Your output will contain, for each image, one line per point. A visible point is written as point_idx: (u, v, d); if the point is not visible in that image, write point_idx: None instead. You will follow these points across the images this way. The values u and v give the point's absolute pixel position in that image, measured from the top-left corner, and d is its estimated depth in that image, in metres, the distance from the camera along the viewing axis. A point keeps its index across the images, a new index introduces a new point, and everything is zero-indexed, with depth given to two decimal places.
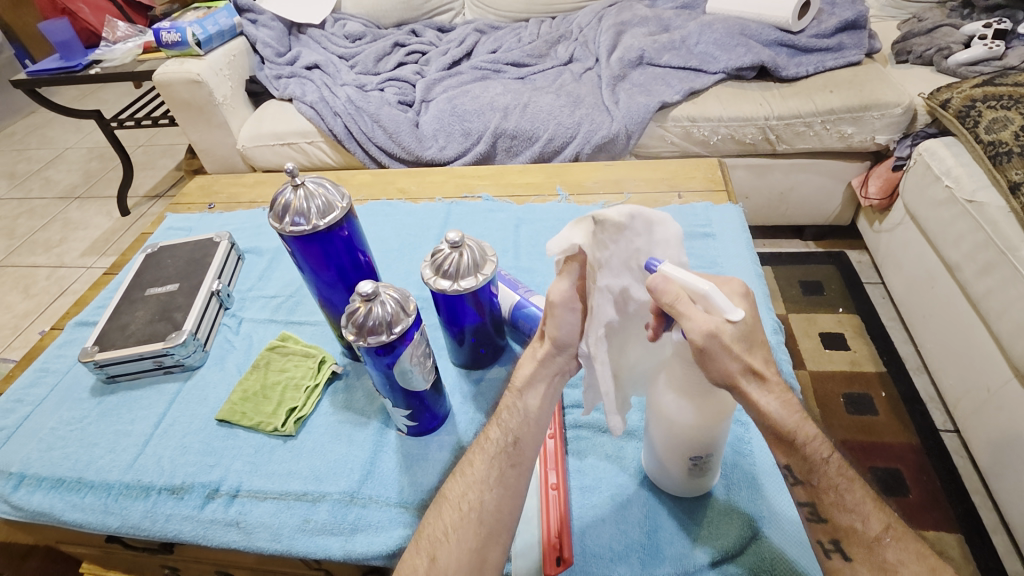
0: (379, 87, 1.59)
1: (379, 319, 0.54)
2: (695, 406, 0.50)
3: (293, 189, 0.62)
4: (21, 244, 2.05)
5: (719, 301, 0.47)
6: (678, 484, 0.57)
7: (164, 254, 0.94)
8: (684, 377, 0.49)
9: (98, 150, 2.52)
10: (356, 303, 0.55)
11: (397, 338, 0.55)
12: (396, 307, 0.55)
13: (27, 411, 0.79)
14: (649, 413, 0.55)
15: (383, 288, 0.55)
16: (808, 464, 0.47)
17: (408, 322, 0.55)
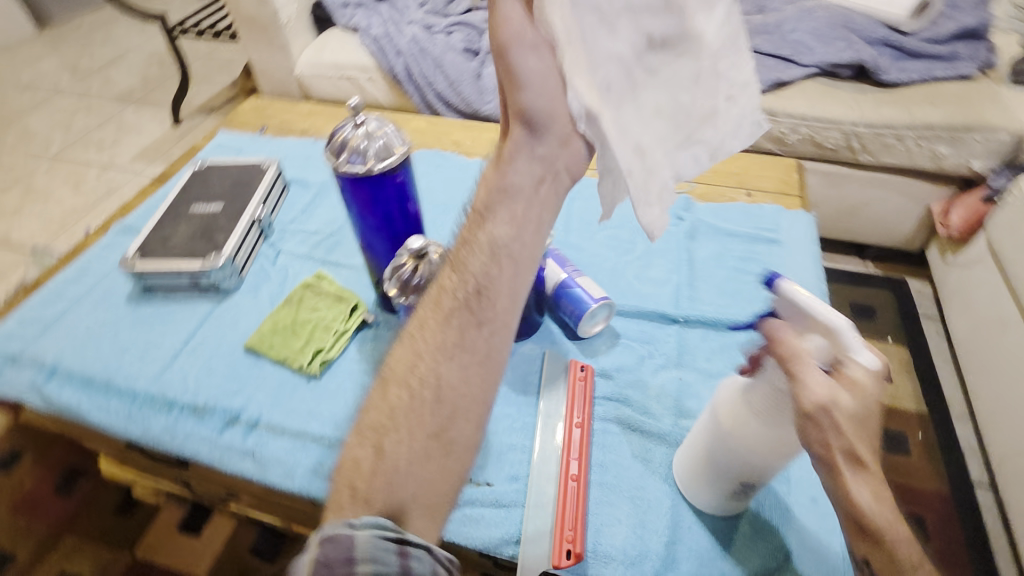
0: (447, 29, 1.51)
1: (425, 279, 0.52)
2: (767, 428, 0.46)
3: (353, 126, 0.59)
4: (76, 140, 2.08)
5: (852, 348, 0.42)
6: (714, 497, 0.54)
7: (212, 173, 0.93)
8: (766, 395, 0.46)
9: (159, 56, 2.51)
10: (405, 258, 0.54)
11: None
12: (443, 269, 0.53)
13: (64, 306, 0.80)
14: (705, 423, 0.52)
15: (432, 247, 0.55)
16: (893, 566, 0.42)
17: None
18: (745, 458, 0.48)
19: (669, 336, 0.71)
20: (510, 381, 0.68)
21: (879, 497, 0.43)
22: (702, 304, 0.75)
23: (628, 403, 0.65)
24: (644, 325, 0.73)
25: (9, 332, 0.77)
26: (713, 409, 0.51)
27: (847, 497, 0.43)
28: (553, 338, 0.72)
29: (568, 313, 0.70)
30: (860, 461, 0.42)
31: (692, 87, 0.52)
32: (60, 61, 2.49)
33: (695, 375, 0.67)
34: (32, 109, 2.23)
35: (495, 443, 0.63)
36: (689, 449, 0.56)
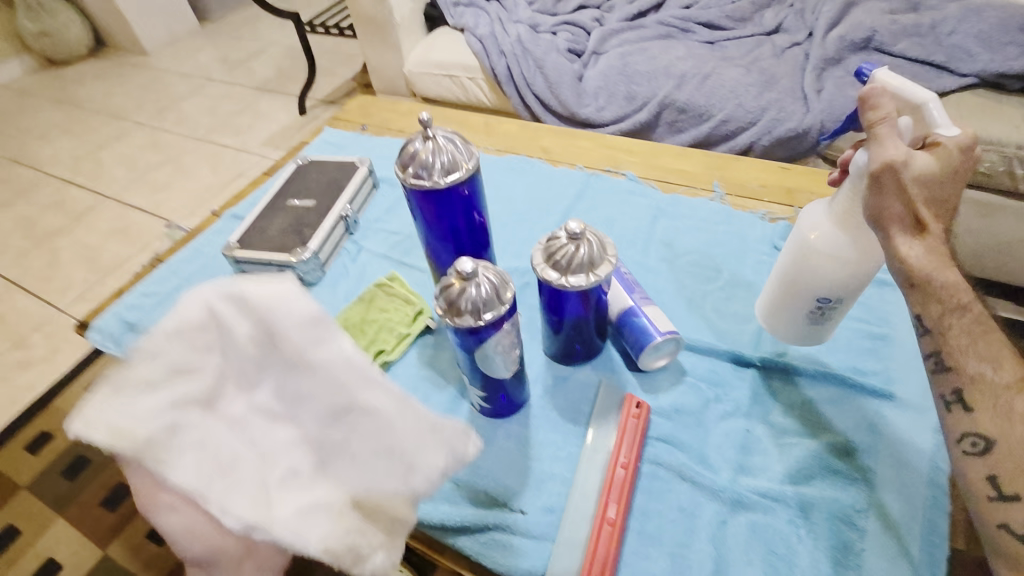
0: (552, 29, 1.49)
1: (470, 300, 0.50)
2: (850, 237, 0.55)
3: (422, 141, 0.59)
4: (220, 124, 2.35)
5: (935, 119, 0.50)
6: (792, 320, 0.64)
7: (311, 168, 1.00)
8: (847, 204, 0.54)
9: (294, 50, 2.75)
10: (452, 278, 0.51)
11: (483, 325, 0.51)
12: (491, 292, 0.51)
13: (178, 283, 0.91)
14: (786, 253, 0.61)
15: (482, 267, 0.51)
16: (940, 308, 0.46)
17: (500, 310, 0.51)
18: (832, 269, 0.57)
19: (742, 380, 0.65)
20: (560, 408, 0.66)
21: (937, 261, 0.46)
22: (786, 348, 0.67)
23: (683, 448, 0.60)
24: (716, 365, 0.67)
25: (133, 302, 0.88)
26: (794, 239, 0.59)
27: (898, 253, 0.46)
28: (614, 366, 0.68)
29: (629, 342, 0.67)
30: (920, 220, 0.46)
31: (373, 445, 0.43)
32: (215, 53, 2.81)
33: (766, 429, 0.60)
34: (188, 96, 2.54)
35: (535, 471, 0.61)
36: (772, 280, 0.65)
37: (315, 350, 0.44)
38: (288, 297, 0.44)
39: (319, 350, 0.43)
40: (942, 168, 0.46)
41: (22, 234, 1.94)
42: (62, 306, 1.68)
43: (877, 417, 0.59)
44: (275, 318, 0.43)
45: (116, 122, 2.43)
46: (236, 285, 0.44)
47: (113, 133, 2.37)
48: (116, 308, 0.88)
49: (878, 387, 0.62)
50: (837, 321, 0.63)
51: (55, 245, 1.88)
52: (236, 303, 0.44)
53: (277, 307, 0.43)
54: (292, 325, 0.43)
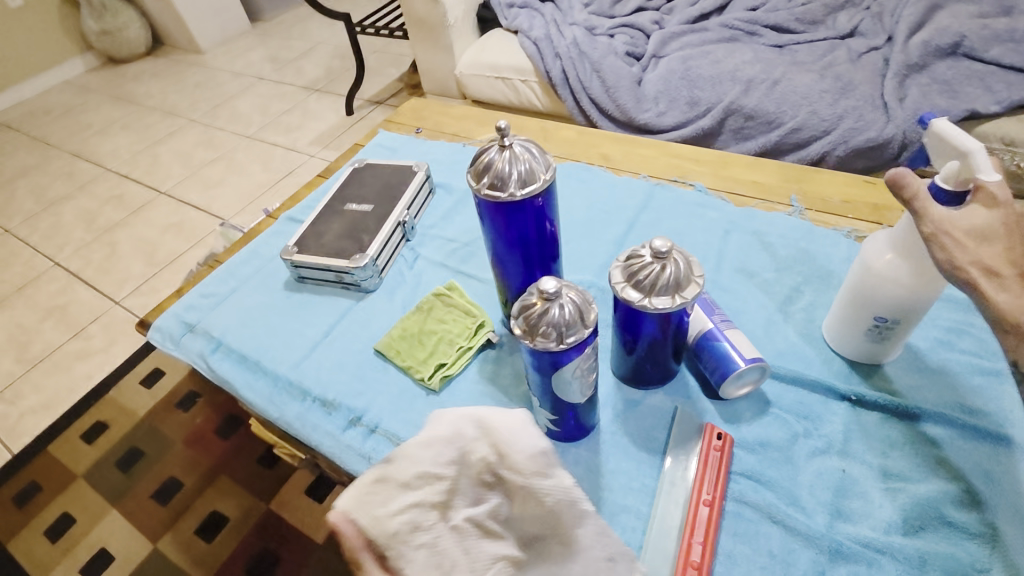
0: (609, 32, 1.45)
1: (552, 322, 0.47)
2: (907, 261, 0.53)
3: (499, 149, 0.56)
4: (270, 122, 2.39)
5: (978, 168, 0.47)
6: (846, 333, 0.62)
7: (367, 172, 0.98)
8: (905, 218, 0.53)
9: (342, 50, 2.78)
10: (534, 298, 0.48)
11: (564, 349, 0.48)
12: (575, 313, 0.47)
13: (235, 284, 0.90)
14: (851, 271, 0.59)
15: (565, 286, 0.48)
16: None
17: (583, 334, 0.48)
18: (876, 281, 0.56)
19: (835, 415, 0.60)
20: (632, 435, 0.62)
21: None
22: (880, 382, 0.62)
23: (770, 486, 0.56)
24: (803, 396, 0.62)
25: (192, 303, 0.89)
26: (857, 259, 0.58)
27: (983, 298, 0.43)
28: (690, 391, 0.64)
29: (707, 366, 0.62)
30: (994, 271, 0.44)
31: None
32: (266, 52, 2.87)
33: (865, 471, 0.55)
34: (239, 94, 2.60)
35: (608, 502, 0.57)
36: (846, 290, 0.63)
37: (542, 488, 0.42)
38: (526, 429, 0.43)
39: (546, 483, 0.42)
40: (992, 226, 0.45)
41: (83, 226, 2.01)
42: (119, 298, 1.73)
43: (993, 464, 0.54)
44: (517, 447, 0.42)
45: (172, 119, 2.50)
46: (477, 413, 0.45)
47: (168, 130, 2.44)
48: (176, 308, 0.88)
49: (990, 431, 0.56)
50: (892, 342, 0.60)
51: (113, 237, 1.94)
52: (484, 426, 0.44)
53: (519, 435, 0.43)
54: (524, 457, 0.42)
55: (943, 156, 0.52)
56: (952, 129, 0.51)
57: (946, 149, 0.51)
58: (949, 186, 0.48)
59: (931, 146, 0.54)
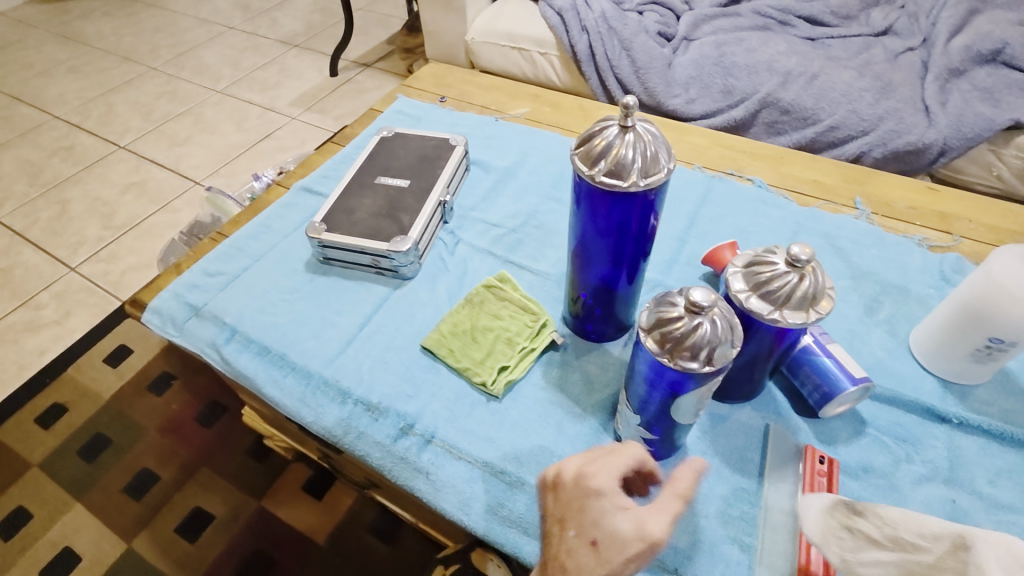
0: (638, 9, 1.37)
1: (702, 341, 0.41)
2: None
3: (619, 131, 0.48)
4: (243, 77, 2.18)
5: None
6: (931, 335, 0.61)
7: (397, 143, 0.89)
8: None
9: (323, 3, 2.57)
10: (678, 311, 0.42)
11: (708, 370, 0.42)
12: (725, 329, 0.41)
13: (246, 263, 0.79)
14: (963, 283, 0.56)
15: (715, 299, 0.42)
16: None
17: (731, 355, 0.42)
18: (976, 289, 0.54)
19: (935, 440, 0.57)
20: (723, 454, 0.57)
21: None
22: (977, 405, 0.59)
23: None
24: (899, 417, 0.58)
25: (195, 281, 0.77)
26: (981, 272, 0.54)
27: None
28: (778, 408, 0.60)
29: (805, 381, 0.58)
30: None
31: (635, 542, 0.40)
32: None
33: (973, 501, 0.53)
34: (207, 43, 2.36)
35: (705, 530, 0.52)
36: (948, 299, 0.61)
37: None
38: None
39: None
40: None
41: (26, 180, 1.77)
42: (74, 264, 1.53)
43: None
44: None
45: (129, 65, 2.24)
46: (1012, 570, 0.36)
47: (125, 77, 2.19)
48: (176, 287, 0.76)
49: None
50: (968, 359, 0.58)
51: (64, 195, 1.73)
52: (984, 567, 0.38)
53: None
54: None
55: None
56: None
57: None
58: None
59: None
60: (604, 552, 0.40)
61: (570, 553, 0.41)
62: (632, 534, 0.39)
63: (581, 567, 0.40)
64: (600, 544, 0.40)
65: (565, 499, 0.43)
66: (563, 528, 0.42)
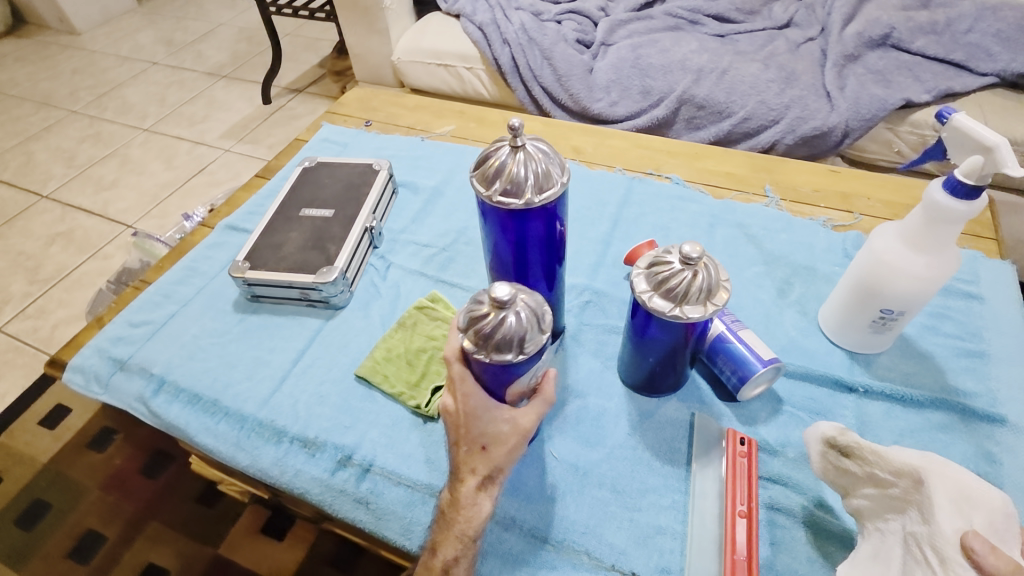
0: (556, 18, 1.41)
1: (510, 334, 0.44)
2: (907, 259, 0.54)
3: (510, 151, 0.51)
4: (170, 113, 2.12)
5: (1006, 157, 0.46)
6: (832, 308, 0.65)
7: (322, 172, 0.89)
8: (917, 225, 0.53)
9: (248, 32, 2.53)
10: (484, 308, 0.45)
11: (522, 360, 0.46)
12: (530, 318, 0.45)
13: (173, 309, 0.78)
14: (855, 261, 0.60)
15: (517, 293, 0.45)
16: None
17: (541, 342, 0.46)
18: (861, 265, 0.58)
19: (847, 409, 0.61)
20: (653, 448, 0.59)
21: None
22: (880, 371, 0.63)
23: (801, 490, 0.55)
24: (813, 392, 0.62)
25: (119, 334, 0.75)
26: (865, 250, 0.58)
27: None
28: (703, 396, 0.63)
29: (723, 369, 0.61)
30: None
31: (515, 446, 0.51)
32: (157, 34, 2.54)
33: None
34: (130, 81, 2.29)
35: (641, 523, 0.54)
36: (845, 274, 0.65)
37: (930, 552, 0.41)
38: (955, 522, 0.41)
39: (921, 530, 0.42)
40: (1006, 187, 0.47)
41: None
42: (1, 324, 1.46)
43: (993, 445, 0.57)
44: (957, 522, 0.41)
45: (47, 110, 2.15)
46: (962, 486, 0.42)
47: (44, 123, 2.10)
48: (99, 342, 0.74)
49: (988, 412, 0.59)
50: (859, 329, 0.63)
51: None
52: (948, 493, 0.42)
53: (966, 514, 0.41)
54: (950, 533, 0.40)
55: (967, 152, 0.51)
56: (978, 126, 0.50)
57: (972, 145, 0.50)
58: (970, 180, 0.47)
59: (953, 142, 0.52)
60: (494, 453, 0.50)
61: (467, 463, 0.50)
62: (508, 430, 0.51)
63: (477, 469, 0.50)
64: (490, 447, 0.50)
65: (455, 422, 0.51)
66: (458, 447, 0.51)
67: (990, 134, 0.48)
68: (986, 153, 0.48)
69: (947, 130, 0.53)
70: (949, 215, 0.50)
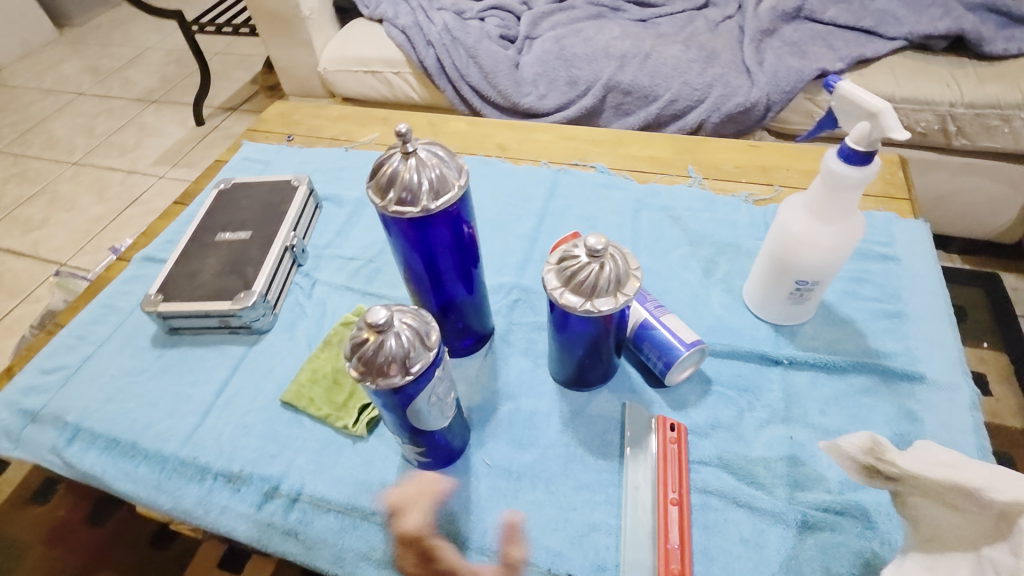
0: (479, 15, 1.39)
1: (392, 358, 0.43)
2: (815, 227, 0.55)
3: (402, 157, 0.50)
4: (100, 143, 2.04)
5: (892, 120, 0.46)
6: (754, 286, 0.65)
7: (239, 193, 0.86)
8: (819, 193, 0.53)
9: (177, 53, 2.44)
10: (364, 333, 0.43)
11: (412, 380, 0.44)
12: (413, 339, 0.44)
13: (88, 351, 0.74)
14: (768, 237, 0.60)
15: (398, 315, 0.44)
16: None
17: (428, 359, 0.44)
18: (774, 238, 0.58)
19: (773, 382, 0.61)
20: (586, 443, 0.58)
21: None
22: (804, 341, 0.64)
23: (730, 470, 0.55)
24: (740, 368, 0.62)
25: (30, 383, 0.71)
26: (775, 226, 0.58)
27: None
28: (633, 384, 0.62)
29: (650, 357, 0.60)
30: None
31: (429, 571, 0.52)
32: (81, 63, 2.44)
33: (808, 433, 0.57)
34: (54, 114, 2.18)
35: (575, 521, 0.53)
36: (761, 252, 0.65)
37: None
38: None
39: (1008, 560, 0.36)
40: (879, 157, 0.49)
41: None
42: None
43: (914, 403, 0.58)
44: None
45: None
46: None
47: None
48: (9, 394, 0.70)
49: (907, 370, 0.60)
50: (783, 302, 0.63)
51: None
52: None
53: None
54: None
55: (855, 119, 0.51)
56: (862, 92, 0.50)
57: (857, 111, 0.51)
58: (861, 146, 0.48)
59: (842, 110, 0.53)
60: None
61: None
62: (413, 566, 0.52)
63: None
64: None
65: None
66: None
67: (872, 100, 0.48)
68: (873, 118, 0.48)
69: (836, 99, 0.53)
70: (846, 182, 0.50)
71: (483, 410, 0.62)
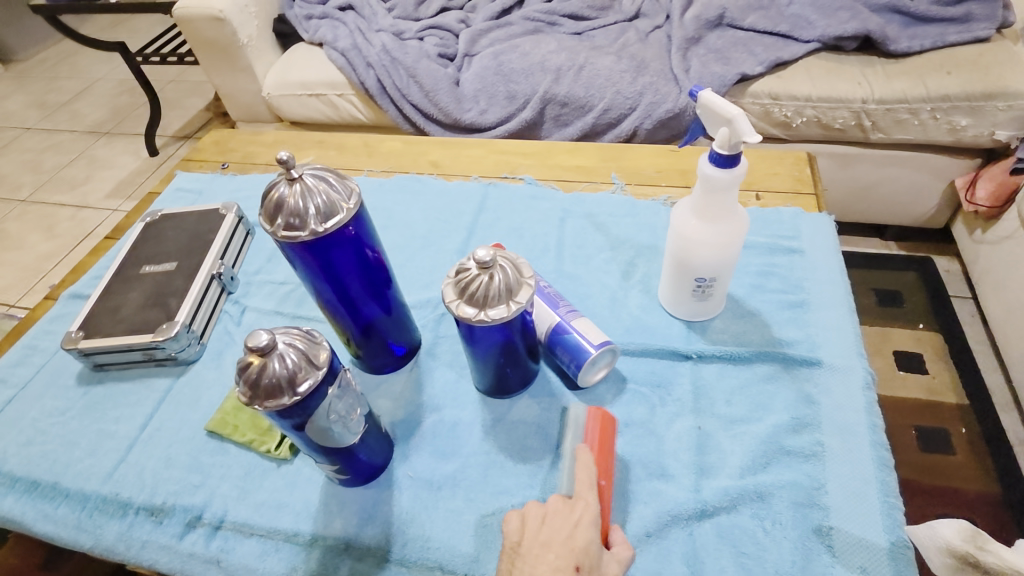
0: (418, 35, 1.42)
1: (276, 379, 0.43)
2: (701, 230, 0.57)
3: (288, 184, 0.51)
4: (48, 180, 2.00)
5: (744, 125, 0.50)
6: (664, 290, 0.68)
7: (166, 224, 0.86)
8: (700, 197, 0.56)
9: (128, 84, 2.42)
10: (249, 358, 0.44)
11: (300, 401, 0.44)
12: (300, 360, 0.44)
13: (10, 394, 0.73)
14: (666, 242, 0.62)
15: (284, 338, 0.45)
16: None
17: (317, 377, 0.45)
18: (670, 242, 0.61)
19: (684, 377, 0.63)
20: (506, 448, 0.60)
21: None
22: (715, 335, 0.66)
23: (641, 464, 0.57)
24: (654, 366, 0.64)
25: None
26: (670, 230, 0.60)
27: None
28: (552, 388, 0.64)
29: (563, 362, 0.62)
30: None
31: None
32: (27, 98, 2.40)
33: (715, 422, 0.59)
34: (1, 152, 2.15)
35: (490, 526, 0.54)
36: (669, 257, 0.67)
37: None
38: None
39: None
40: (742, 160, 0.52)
41: None
42: None
43: (812, 387, 0.60)
44: None
45: None
46: None
47: None
48: None
49: (806, 356, 0.62)
50: (691, 302, 0.65)
51: None
52: None
53: None
54: None
55: (717, 125, 0.54)
56: (718, 99, 0.53)
57: (718, 118, 0.53)
58: (724, 150, 0.51)
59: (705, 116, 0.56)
60: None
61: None
62: None
63: None
64: None
65: None
66: None
67: (727, 108, 0.51)
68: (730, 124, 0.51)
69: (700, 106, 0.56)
70: (719, 184, 0.53)
71: (406, 424, 0.63)
